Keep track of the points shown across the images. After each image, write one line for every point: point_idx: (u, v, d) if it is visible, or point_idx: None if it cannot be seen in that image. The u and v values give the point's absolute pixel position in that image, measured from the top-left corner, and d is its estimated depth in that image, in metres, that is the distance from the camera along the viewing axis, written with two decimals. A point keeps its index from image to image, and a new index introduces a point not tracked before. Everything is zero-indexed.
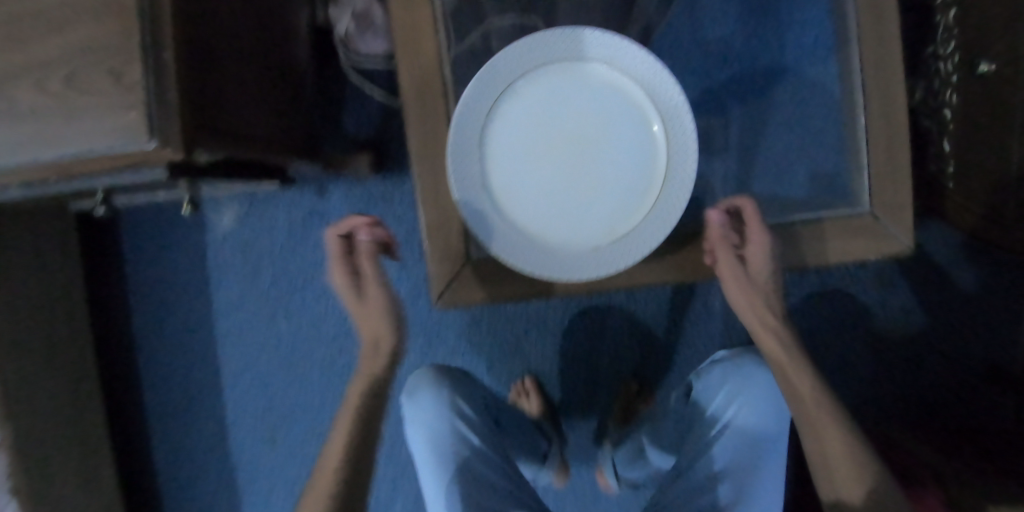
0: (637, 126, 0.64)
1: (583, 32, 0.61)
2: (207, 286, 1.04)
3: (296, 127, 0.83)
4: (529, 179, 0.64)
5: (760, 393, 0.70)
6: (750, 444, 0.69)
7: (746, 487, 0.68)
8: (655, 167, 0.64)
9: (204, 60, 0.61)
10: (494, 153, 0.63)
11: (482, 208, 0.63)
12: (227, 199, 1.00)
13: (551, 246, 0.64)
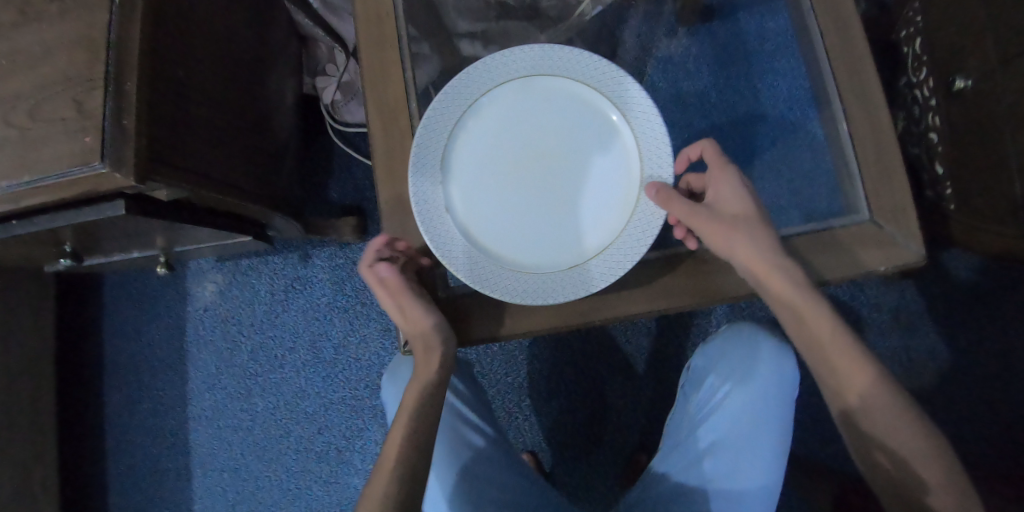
0: (608, 142, 0.61)
1: (546, 47, 0.59)
2: (183, 363, 0.98)
3: (270, 181, 0.84)
4: (497, 197, 0.61)
5: (757, 370, 0.63)
6: (744, 423, 0.62)
7: (738, 471, 0.62)
8: (628, 185, 0.61)
9: (167, 95, 0.63)
10: (459, 171, 0.60)
11: (445, 228, 0.59)
12: (210, 269, 0.99)
13: (520, 267, 0.60)
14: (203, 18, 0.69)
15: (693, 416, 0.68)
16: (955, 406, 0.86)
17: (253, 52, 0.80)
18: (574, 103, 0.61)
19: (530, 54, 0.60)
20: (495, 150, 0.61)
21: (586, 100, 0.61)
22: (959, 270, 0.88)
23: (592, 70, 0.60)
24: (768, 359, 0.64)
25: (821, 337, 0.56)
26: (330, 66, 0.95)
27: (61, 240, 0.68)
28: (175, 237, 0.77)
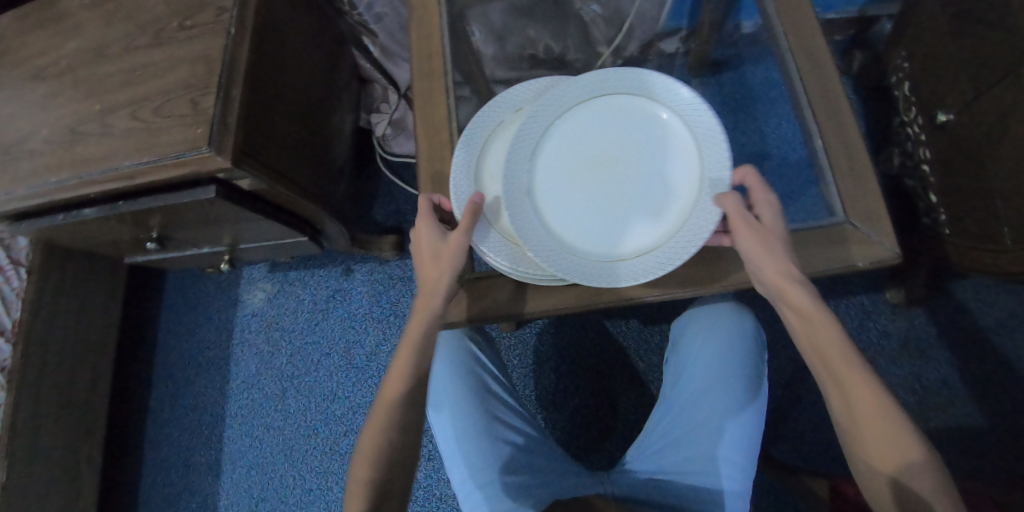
0: (673, 154, 0.60)
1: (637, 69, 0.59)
2: (228, 361, 1.07)
3: (331, 194, 0.96)
4: (567, 195, 0.59)
5: (726, 347, 0.73)
6: (721, 396, 0.71)
7: (717, 442, 0.70)
8: (687, 196, 0.59)
9: (260, 103, 0.76)
10: (538, 168, 0.59)
11: (518, 216, 0.57)
12: (263, 277, 1.10)
13: (580, 257, 0.58)
14: (290, 49, 0.83)
15: (675, 384, 0.77)
16: (971, 438, 0.86)
17: (325, 84, 0.93)
18: (644, 115, 0.60)
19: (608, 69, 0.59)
20: (572, 151, 0.60)
21: (654, 114, 0.60)
22: (969, 298, 0.90)
23: (664, 86, 0.59)
24: (733, 335, 0.74)
25: (818, 339, 0.56)
26: (383, 104, 1.09)
27: (148, 223, 0.81)
28: (239, 234, 0.89)
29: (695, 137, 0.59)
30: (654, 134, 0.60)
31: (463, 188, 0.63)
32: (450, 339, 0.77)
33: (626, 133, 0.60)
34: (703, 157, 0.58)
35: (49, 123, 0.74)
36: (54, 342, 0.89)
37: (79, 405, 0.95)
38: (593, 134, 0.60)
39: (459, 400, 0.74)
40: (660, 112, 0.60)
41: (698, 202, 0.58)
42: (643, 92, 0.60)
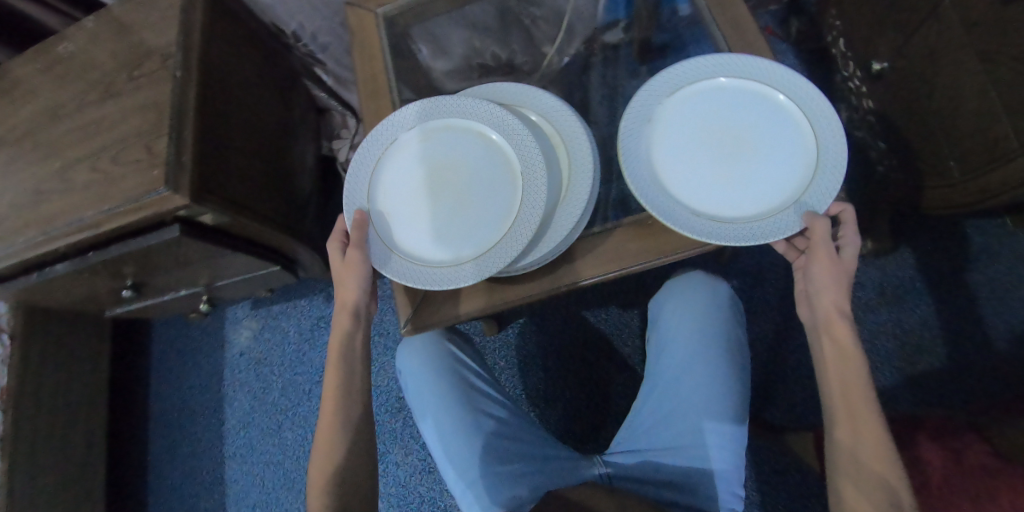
0: (793, 141, 0.66)
1: (808, 88, 0.66)
2: (221, 402, 1.07)
3: (298, 222, 0.98)
4: (683, 149, 0.68)
5: (700, 317, 0.74)
6: (701, 366, 0.72)
7: (703, 411, 0.70)
8: (793, 180, 0.65)
9: (216, 141, 0.78)
10: (671, 117, 0.69)
11: (634, 142, 0.68)
12: (246, 314, 1.11)
13: (661, 197, 0.66)
14: (241, 87, 0.86)
15: (655, 359, 0.77)
16: (959, 374, 0.86)
17: (281, 120, 0.96)
18: (775, 103, 0.67)
19: (763, 61, 0.68)
20: (706, 119, 0.69)
21: (788, 106, 0.67)
22: (937, 239, 0.91)
23: (798, 84, 0.66)
24: (706, 305, 0.75)
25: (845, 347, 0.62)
26: (343, 130, 1.11)
27: (120, 272, 0.83)
28: (215, 273, 0.92)
29: (819, 135, 0.65)
30: (781, 121, 0.67)
31: (359, 200, 0.63)
32: (431, 343, 0.77)
33: (756, 111, 0.68)
34: (812, 177, 0.64)
35: (13, 187, 0.76)
36: (46, 404, 0.90)
37: (78, 465, 0.95)
38: (729, 107, 0.68)
39: (443, 401, 0.74)
40: (791, 105, 0.67)
41: (809, 187, 0.64)
42: (781, 83, 0.67)
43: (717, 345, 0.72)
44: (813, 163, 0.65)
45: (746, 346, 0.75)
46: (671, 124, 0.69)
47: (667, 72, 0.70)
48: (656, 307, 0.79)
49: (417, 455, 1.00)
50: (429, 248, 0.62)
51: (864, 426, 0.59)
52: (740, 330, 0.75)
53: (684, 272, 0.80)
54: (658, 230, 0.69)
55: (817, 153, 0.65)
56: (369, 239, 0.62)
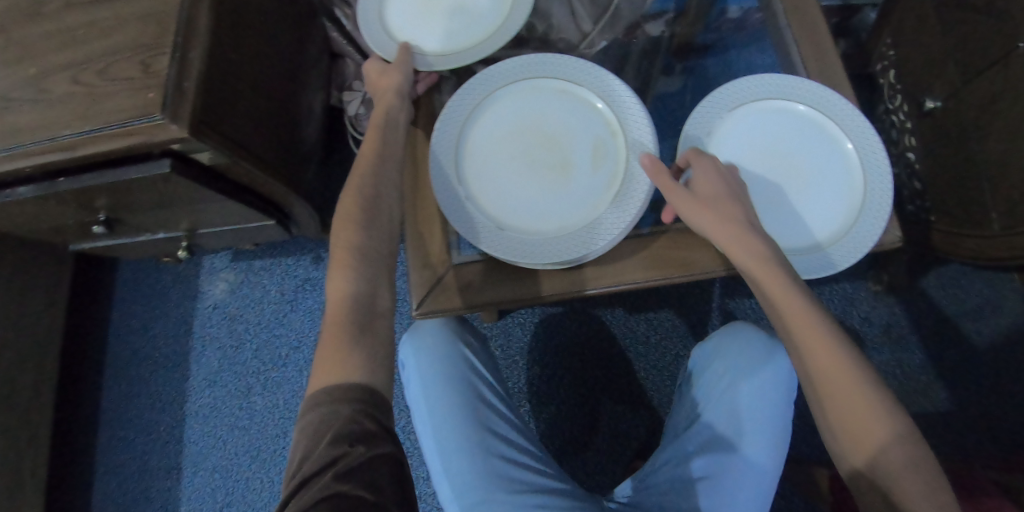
0: (841, 180, 0.64)
1: (864, 124, 0.64)
2: (187, 355, 1.00)
3: (298, 171, 0.89)
4: (733, 165, 0.65)
5: (744, 374, 0.67)
6: (734, 426, 0.66)
7: (722, 473, 0.65)
8: (832, 217, 0.63)
9: (223, 70, 0.70)
10: (725, 129, 0.66)
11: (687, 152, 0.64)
12: (226, 267, 1.03)
13: None
14: (256, 13, 0.76)
15: (691, 402, 0.72)
16: (951, 420, 0.87)
17: (293, 58, 0.87)
18: (828, 135, 0.65)
19: (825, 91, 0.65)
20: (759, 138, 0.66)
21: (844, 146, 0.64)
22: (949, 287, 0.92)
23: (856, 122, 0.64)
24: (753, 361, 0.68)
25: None
26: (357, 82, 1.03)
27: (94, 203, 0.74)
28: (198, 218, 0.84)
29: (868, 182, 0.62)
30: (834, 159, 0.64)
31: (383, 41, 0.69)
32: (443, 345, 0.73)
33: (811, 142, 0.65)
34: (859, 214, 0.62)
35: None
36: None
37: (20, 406, 0.86)
38: (786, 133, 0.66)
39: (446, 419, 0.70)
40: (845, 145, 0.64)
41: (849, 230, 0.62)
42: (843, 123, 0.65)
43: (756, 427, 0.65)
44: (855, 206, 0.62)
45: (790, 431, 0.66)
46: (725, 140, 0.65)
47: (726, 82, 0.66)
48: (703, 353, 0.74)
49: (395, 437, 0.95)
50: (437, 47, 0.70)
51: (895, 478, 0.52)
52: (790, 412, 0.67)
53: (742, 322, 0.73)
54: (700, 243, 0.65)
55: (863, 198, 0.62)
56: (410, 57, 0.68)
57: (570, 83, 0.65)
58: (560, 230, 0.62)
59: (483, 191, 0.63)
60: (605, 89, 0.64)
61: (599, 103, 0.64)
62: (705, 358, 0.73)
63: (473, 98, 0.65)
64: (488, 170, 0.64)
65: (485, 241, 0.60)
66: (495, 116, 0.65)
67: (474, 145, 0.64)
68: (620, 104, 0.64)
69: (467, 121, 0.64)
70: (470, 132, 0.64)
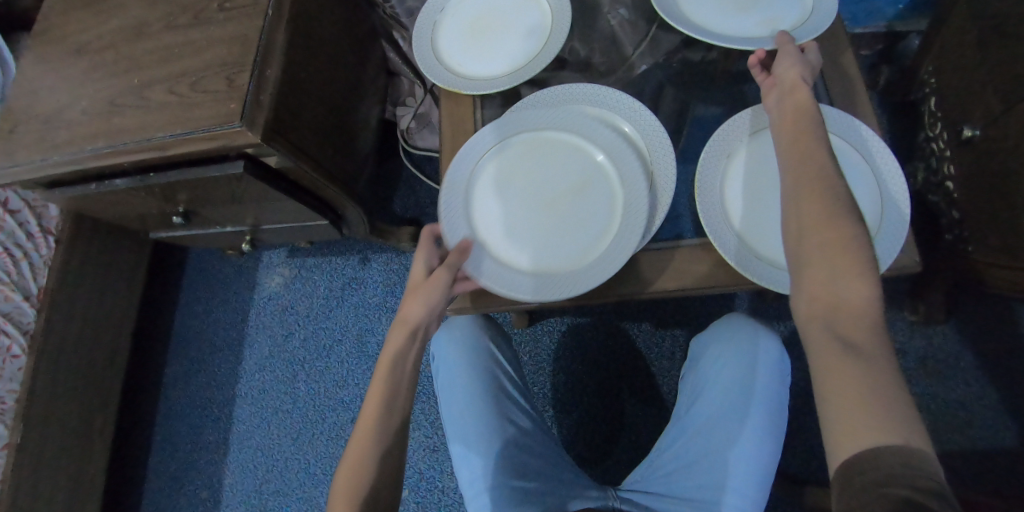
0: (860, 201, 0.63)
1: (883, 150, 0.64)
2: (243, 342, 1.09)
3: (353, 177, 0.97)
4: (753, 186, 0.67)
5: (738, 364, 0.74)
6: (727, 412, 0.72)
7: (720, 458, 0.71)
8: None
9: (293, 85, 0.79)
10: (746, 155, 0.68)
11: (705, 174, 0.67)
12: (281, 263, 1.12)
13: (724, 232, 0.65)
14: (324, 36, 0.85)
15: (689, 394, 0.78)
16: (981, 456, 0.86)
17: (355, 76, 0.95)
18: (848, 158, 0.65)
19: (845, 116, 0.66)
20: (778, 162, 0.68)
21: (865, 171, 0.64)
22: (980, 321, 0.92)
23: (874, 148, 0.65)
24: (744, 353, 0.74)
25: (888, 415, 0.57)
26: (409, 99, 1.11)
27: (175, 197, 0.84)
28: (260, 215, 0.93)
29: (885, 208, 0.62)
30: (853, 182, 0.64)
31: (432, 63, 0.78)
32: (469, 339, 0.80)
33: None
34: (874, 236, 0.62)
35: (87, 96, 0.77)
36: (77, 309, 0.92)
37: (97, 375, 0.97)
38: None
39: (467, 404, 0.77)
40: (865, 170, 0.64)
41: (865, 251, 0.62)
42: (863, 148, 0.65)
43: (760, 405, 0.71)
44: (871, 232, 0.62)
45: (785, 406, 0.72)
46: (744, 162, 0.68)
47: (745, 110, 0.70)
48: (697, 347, 0.80)
49: (423, 431, 1.00)
50: (478, 73, 0.78)
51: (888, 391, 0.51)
52: (783, 389, 0.73)
53: (734, 315, 0.79)
54: (715, 258, 0.68)
55: (878, 225, 0.62)
56: (454, 82, 0.76)
57: (594, 100, 0.71)
58: (592, 259, 0.64)
59: (506, 239, 0.66)
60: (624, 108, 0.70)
61: (625, 127, 0.70)
62: (700, 351, 0.79)
63: (472, 161, 0.68)
64: (506, 220, 0.66)
65: (512, 293, 0.63)
66: (491, 171, 0.68)
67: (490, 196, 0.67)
68: (644, 128, 0.69)
69: (470, 181, 0.68)
70: (478, 191, 0.67)
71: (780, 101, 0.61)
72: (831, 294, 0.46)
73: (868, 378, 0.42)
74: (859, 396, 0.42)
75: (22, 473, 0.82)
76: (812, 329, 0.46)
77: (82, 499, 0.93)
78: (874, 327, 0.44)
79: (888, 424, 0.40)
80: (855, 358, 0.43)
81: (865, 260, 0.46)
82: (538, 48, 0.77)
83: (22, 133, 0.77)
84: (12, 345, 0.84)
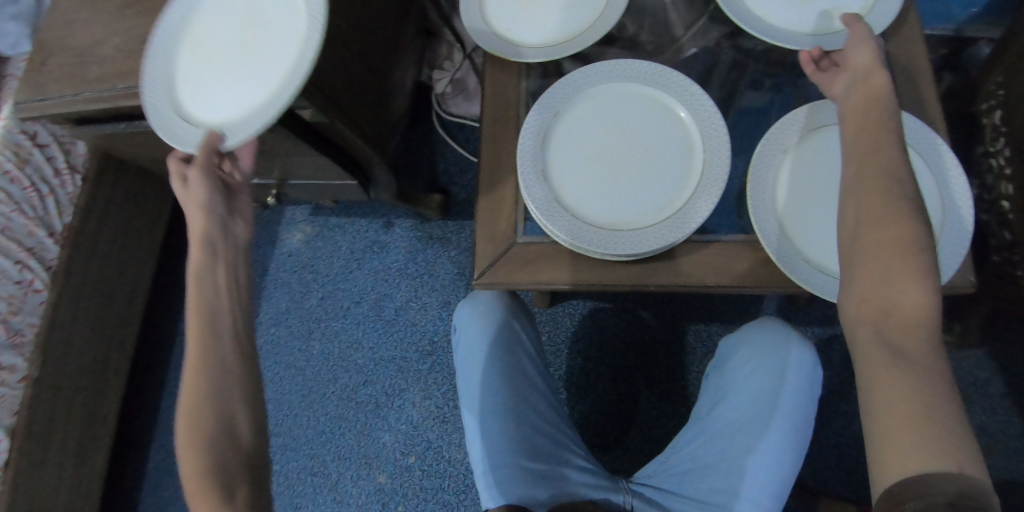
0: None
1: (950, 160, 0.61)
2: (261, 294, 1.08)
3: (385, 136, 0.94)
4: (807, 187, 0.64)
5: (770, 369, 0.72)
6: (752, 417, 0.71)
7: (737, 464, 0.70)
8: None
9: (336, 37, 0.75)
10: (801, 154, 0.65)
11: (759, 170, 0.64)
12: (304, 219, 1.11)
13: (774, 233, 0.62)
14: None
15: (713, 395, 0.77)
16: (998, 483, 0.84)
17: (395, 32, 0.92)
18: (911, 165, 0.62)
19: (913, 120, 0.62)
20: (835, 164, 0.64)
21: (927, 179, 0.61)
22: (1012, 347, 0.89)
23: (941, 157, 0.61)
24: (776, 358, 0.72)
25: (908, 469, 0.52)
26: (446, 62, 1.07)
27: None
28: (287, 169, 0.91)
29: (945, 221, 0.59)
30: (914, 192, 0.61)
31: (479, 26, 0.74)
32: (493, 316, 0.79)
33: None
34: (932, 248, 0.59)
35: (122, 32, 0.74)
36: (100, 249, 0.92)
37: (116, 314, 0.97)
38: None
39: (486, 382, 0.76)
40: (926, 178, 0.61)
41: None
42: (928, 157, 0.61)
43: (783, 413, 0.70)
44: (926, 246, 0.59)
45: (811, 417, 0.71)
46: (800, 161, 0.65)
47: (805, 107, 0.66)
48: (727, 347, 0.79)
49: (434, 400, 1.00)
50: (526, 40, 0.73)
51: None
52: (812, 399, 0.72)
53: (769, 318, 0.77)
54: (758, 257, 0.65)
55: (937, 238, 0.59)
56: (501, 48, 0.73)
57: (648, 83, 0.68)
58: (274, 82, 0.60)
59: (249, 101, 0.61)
60: (681, 95, 0.68)
61: (682, 113, 0.67)
62: (729, 351, 0.78)
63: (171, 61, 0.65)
64: (212, 90, 0.64)
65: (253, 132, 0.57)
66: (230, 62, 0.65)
67: (212, 74, 0.64)
68: (703, 117, 0.66)
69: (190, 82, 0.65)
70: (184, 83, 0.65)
71: (849, 88, 0.56)
72: (882, 296, 0.44)
73: (915, 388, 0.40)
74: (905, 411, 0.40)
75: (38, 405, 0.83)
76: (858, 332, 0.44)
77: (97, 435, 0.94)
78: (928, 336, 0.42)
79: (940, 445, 0.38)
80: (905, 368, 0.41)
81: (927, 265, 0.43)
82: (592, 19, 0.73)
83: (53, 66, 0.74)
84: (34, 280, 0.83)
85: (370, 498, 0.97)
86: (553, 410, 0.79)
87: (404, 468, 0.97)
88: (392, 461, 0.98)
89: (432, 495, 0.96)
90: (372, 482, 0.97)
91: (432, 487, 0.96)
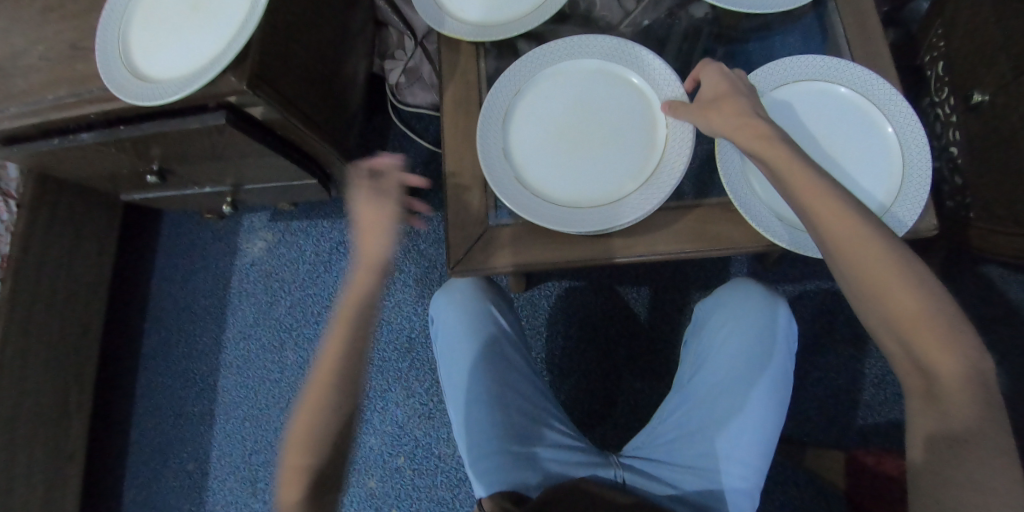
0: (881, 163, 0.62)
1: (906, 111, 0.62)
2: (225, 309, 1.04)
3: (341, 132, 0.91)
4: None
5: (748, 328, 0.73)
6: (736, 377, 0.72)
7: (723, 426, 0.71)
8: (866, 203, 0.61)
9: (284, 28, 0.71)
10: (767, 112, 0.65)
11: None
12: (263, 226, 1.07)
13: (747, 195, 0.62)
14: None
15: (692, 362, 0.77)
16: None
17: (343, 23, 0.88)
18: (869, 119, 0.63)
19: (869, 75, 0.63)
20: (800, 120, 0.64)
21: (885, 131, 0.63)
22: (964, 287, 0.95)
23: (898, 108, 0.62)
24: (755, 317, 0.74)
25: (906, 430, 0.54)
26: (398, 51, 1.04)
27: (148, 154, 0.77)
28: (243, 173, 0.87)
29: (906, 170, 0.61)
30: (875, 145, 0.63)
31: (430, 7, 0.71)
32: (471, 303, 0.78)
33: (855, 128, 0.63)
34: (896, 196, 0.61)
35: (46, 39, 0.69)
36: (46, 274, 0.86)
37: (71, 344, 0.91)
38: (828, 116, 0.64)
39: (469, 372, 0.74)
40: (886, 132, 0.62)
41: (883, 215, 0.61)
42: (886, 109, 0.63)
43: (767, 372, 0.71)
44: (889, 196, 0.61)
45: (792, 372, 0.73)
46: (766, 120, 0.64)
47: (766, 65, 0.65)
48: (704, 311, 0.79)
49: (418, 398, 0.98)
50: (480, 19, 0.71)
51: (938, 372, 0.49)
52: (790, 354, 0.73)
53: (744, 279, 0.78)
54: (734, 219, 0.66)
55: (899, 188, 0.61)
56: (455, 29, 0.70)
57: (610, 58, 0.68)
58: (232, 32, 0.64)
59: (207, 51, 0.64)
60: (643, 66, 0.67)
61: (644, 81, 0.67)
62: (706, 315, 0.78)
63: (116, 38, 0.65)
64: (166, 54, 0.65)
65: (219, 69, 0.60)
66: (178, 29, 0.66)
67: (162, 36, 0.66)
68: (665, 84, 0.66)
69: (141, 54, 0.65)
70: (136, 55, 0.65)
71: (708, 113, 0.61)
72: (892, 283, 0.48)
73: None
74: None
75: None
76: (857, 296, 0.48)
77: (64, 472, 0.89)
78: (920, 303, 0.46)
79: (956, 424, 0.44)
80: None
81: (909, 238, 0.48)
82: None
83: None
84: None
85: (362, 503, 0.95)
86: (541, 393, 0.78)
87: (393, 469, 0.95)
88: (381, 465, 0.96)
89: (425, 493, 0.94)
90: (363, 487, 0.95)
91: (424, 486, 0.94)
